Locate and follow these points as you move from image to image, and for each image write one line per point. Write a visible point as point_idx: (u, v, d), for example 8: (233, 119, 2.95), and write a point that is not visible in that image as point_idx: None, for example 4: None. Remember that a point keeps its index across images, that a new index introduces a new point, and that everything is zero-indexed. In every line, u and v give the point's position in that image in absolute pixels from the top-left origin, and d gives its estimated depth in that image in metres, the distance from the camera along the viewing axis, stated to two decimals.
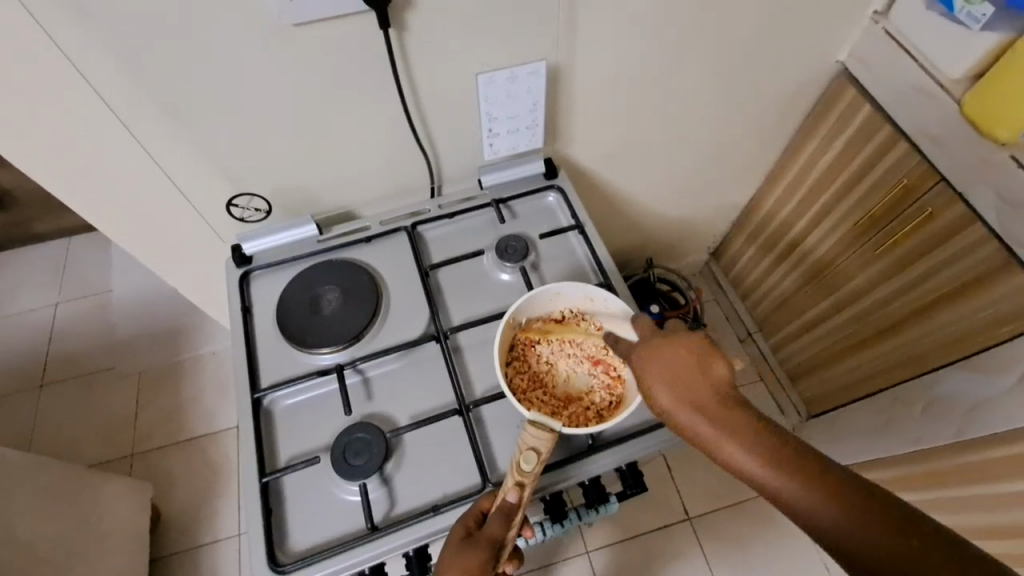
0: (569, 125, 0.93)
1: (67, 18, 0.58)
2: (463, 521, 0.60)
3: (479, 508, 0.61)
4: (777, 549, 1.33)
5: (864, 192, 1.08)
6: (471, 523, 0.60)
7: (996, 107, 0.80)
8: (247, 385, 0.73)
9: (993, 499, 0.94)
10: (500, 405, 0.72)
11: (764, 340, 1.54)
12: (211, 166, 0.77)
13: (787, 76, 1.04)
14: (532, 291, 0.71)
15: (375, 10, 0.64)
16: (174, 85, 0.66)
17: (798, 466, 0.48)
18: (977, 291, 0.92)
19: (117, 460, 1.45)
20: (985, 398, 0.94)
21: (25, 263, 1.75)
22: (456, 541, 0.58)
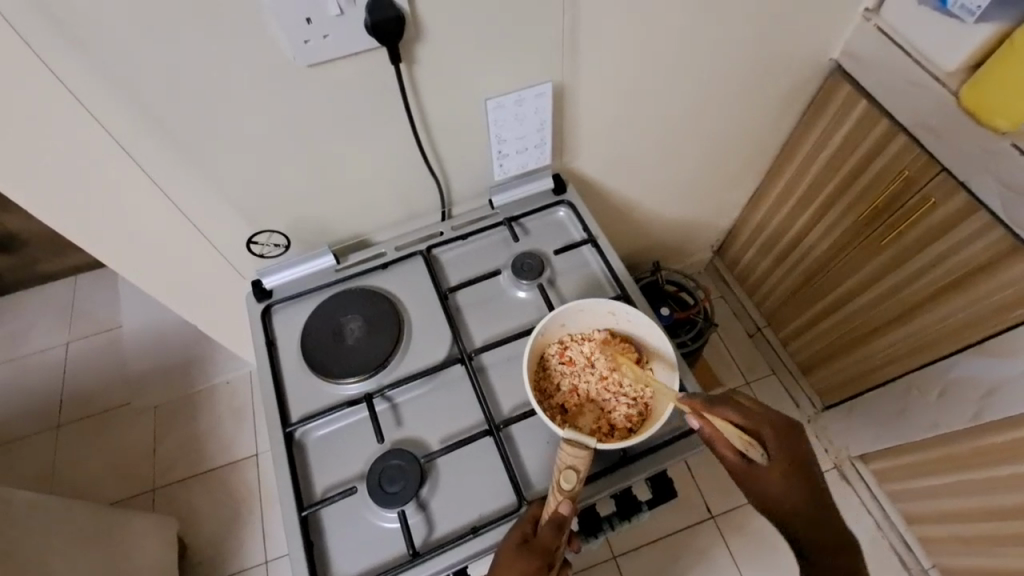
0: (574, 140, 0.95)
1: (85, 72, 0.60)
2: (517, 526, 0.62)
3: (532, 514, 0.63)
4: None
5: (866, 185, 1.09)
6: (527, 528, 0.61)
7: (995, 96, 0.81)
8: (278, 419, 0.74)
9: (1011, 480, 1.01)
10: (529, 422, 0.73)
11: (773, 334, 1.55)
12: (229, 207, 0.78)
13: (783, 75, 1.05)
14: (558, 307, 0.72)
15: (386, 47, 0.66)
16: (192, 131, 0.68)
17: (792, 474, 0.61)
18: (985, 276, 0.94)
19: (138, 496, 1.45)
20: (1002, 381, 0.97)
21: (33, 304, 1.76)
22: (511, 547, 0.60)
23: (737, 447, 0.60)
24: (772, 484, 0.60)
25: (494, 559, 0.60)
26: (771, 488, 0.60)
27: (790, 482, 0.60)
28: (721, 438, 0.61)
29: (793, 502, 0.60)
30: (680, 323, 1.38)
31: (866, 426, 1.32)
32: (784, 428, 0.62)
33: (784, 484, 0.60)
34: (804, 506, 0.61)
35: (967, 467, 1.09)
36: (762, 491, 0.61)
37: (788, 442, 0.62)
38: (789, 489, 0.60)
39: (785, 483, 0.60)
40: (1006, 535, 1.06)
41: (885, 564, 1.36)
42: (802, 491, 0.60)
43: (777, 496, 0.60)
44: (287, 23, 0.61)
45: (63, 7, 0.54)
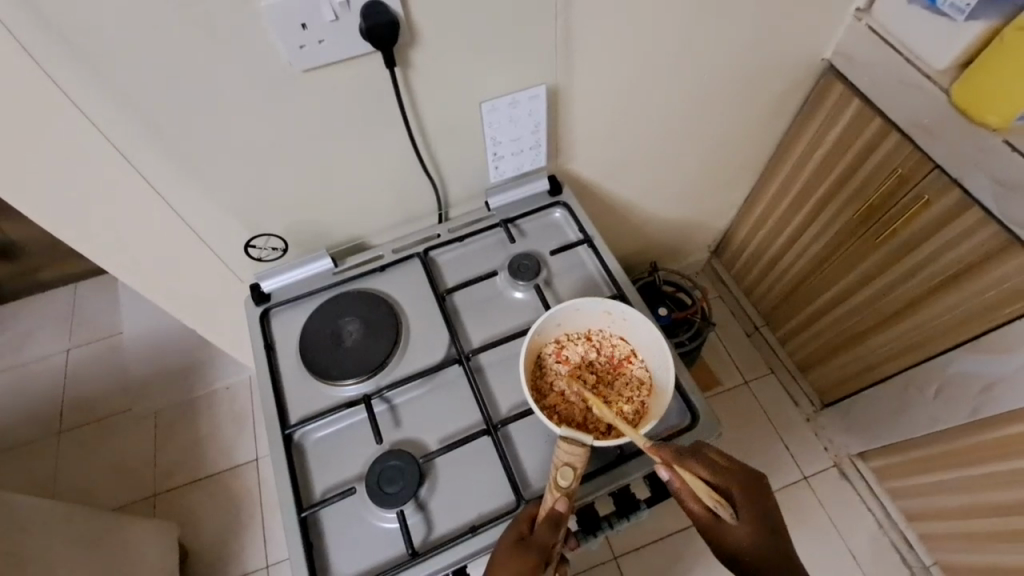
0: (570, 141, 0.96)
1: (85, 81, 0.60)
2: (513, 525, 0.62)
3: (530, 513, 0.63)
4: None
5: (861, 183, 1.10)
6: (523, 527, 0.61)
7: (985, 94, 0.82)
8: (277, 421, 0.74)
9: (1010, 476, 1.01)
10: (526, 422, 0.73)
11: (772, 333, 1.56)
12: (227, 212, 0.79)
13: (776, 76, 1.06)
14: (553, 307, 0.72)
15: (381, 51, 0.66)
16: (189, 136, 0.68)
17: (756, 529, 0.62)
18: (979, 273, 0.94)
19: (139, 501, 1.46)
20: (999, 376, 0.98)
21: (34, 310, 1.76)
22: (508, 545, 0.60)
23: (706, 501, 0.60)
24: (733, 536, 0.61)
25: (491, 558, 0.60)
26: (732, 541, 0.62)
27: (753, 534, 0.62)
28: (687, 491, 0.60)
29: (754, 554, 0.62)
30: (678, 323, 1.38)
31: (865, 424, 1.32)
32: (748, 482, 0.63)
33: (747, 539, 0.61)
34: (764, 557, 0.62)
35: (966, 463, 1.10)
36: (723, 542, 0.62)
37: (753, 502, 0.62)
38: (749, 543, 0.61)
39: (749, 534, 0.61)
40: (1006, 531, 1.06)
41: (886, 562, 1.36)
42: (764, 544, 0.62)
43: (735, 547, 0.62)
44: (284, 29, 0.62)
45: (63, 16, 0.55)
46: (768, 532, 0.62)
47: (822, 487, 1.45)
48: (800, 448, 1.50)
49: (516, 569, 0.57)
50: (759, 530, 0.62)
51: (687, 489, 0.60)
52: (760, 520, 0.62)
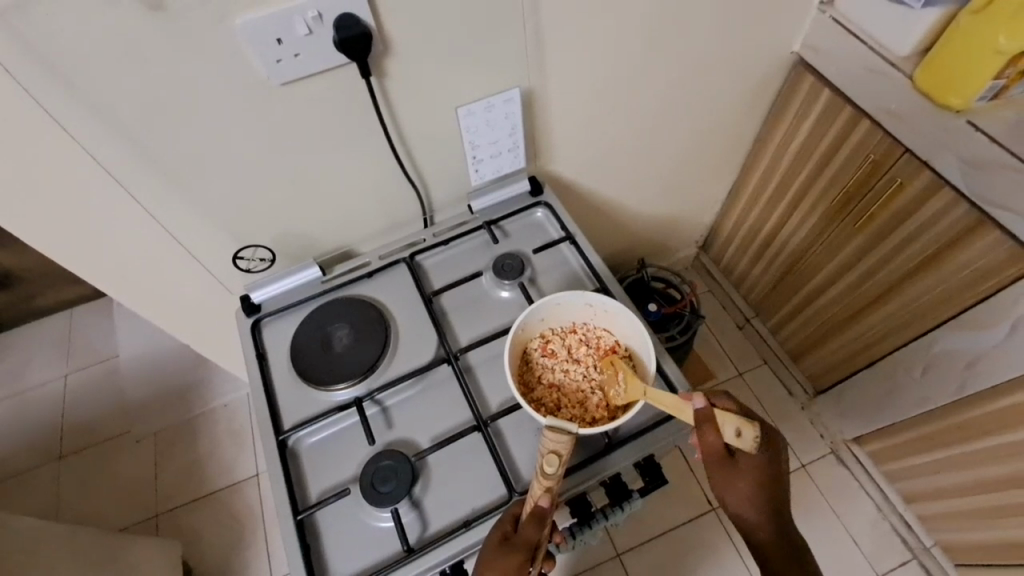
0: (548, 142, 0.98)
1: (72, 105, 0.62)
2: (498, 526, 0.63)
3: (512, 513, 0.64)
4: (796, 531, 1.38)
5: (836, 172, 1.13)
6: (507, 527, 0.62)
7: (945, 77, 0.85)
8: (271, 428, 0.75)
9: (1001, 450, 1.03)
10: (515, 416, 0.74)
11: (762, 323, 1.57)
12: (216, 226, 0.81)
13: (747, 71, 1.09)
14: (536, 303, 0.74)
15: (357, 62, 0.69)
16: (175, 154, 0.71)
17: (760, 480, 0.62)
18: (954, 252, 0.96)
19: (141, 523, 1.46)
20: (982, 353, 1.00)
21: (30, 338, 1.77)
22: (493, 545, 0.61)
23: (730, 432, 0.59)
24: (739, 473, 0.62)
25: (477, 562, 0.61)
26: (736, 480, 0.62)
27: (753, 480, 0.62)
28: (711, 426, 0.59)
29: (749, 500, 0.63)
30: (668, 318, 1.40)
31: (858, 408, 1.34)
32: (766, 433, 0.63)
33: (749, 485, 0.62)
34: (758, 507, 0.63)
35: (958, 440, 1.11)
36: (724, 479, 0.63)
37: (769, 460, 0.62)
38: (749, 489, 0.62)
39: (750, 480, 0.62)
40: (1002, 505, 1.07)
41: (887, 545, 1.38)
42: (763, 495, 0.63)
43: (732, 488, 0.63)
44: (260, 45, 0.64)
45: (47, 42, 0.57)
46: (770, 488, 0.63)
47: (820, 474, 1.46)
48: (797, 436, 1.51)
49: (503, 568, 0.58)
50: (764, 482, 0.63)
51: (713, 420, 0.59)
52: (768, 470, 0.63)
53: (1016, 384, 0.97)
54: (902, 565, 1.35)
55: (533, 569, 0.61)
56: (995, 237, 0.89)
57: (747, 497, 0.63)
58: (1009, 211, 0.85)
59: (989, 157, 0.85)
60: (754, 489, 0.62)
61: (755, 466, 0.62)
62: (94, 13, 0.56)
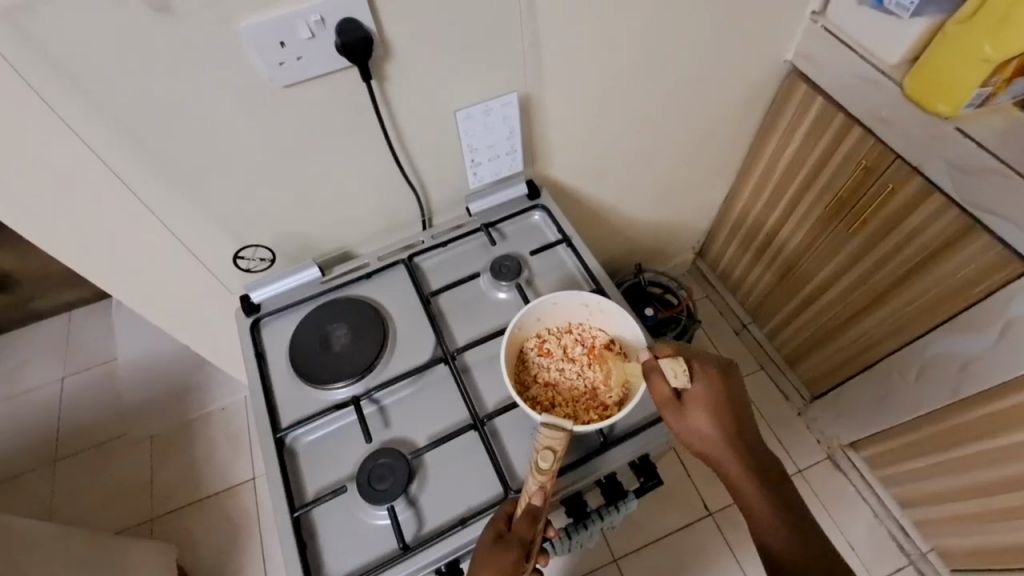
0: (546, 147, 1.00)
1: (79, 105, 0.64)
2: (494, 520, 0.63)
3: (506, 511, 0.64)
4: None
5: (829, 178, 1.14)
6: (502, 524, 0.63)
7: (934, 85, 0.87)
8: (269, 425, 0.76)
9: (996, 453, 1.04)
10: (511, 415, 0.75)
11: (758, 329, 1.58)
12: (217, 226, 0.82)
13: (741, 78, 1.11)
14: (531, 302, 0.74)
15: (357, 65, 0.70)
16: (178, 153, 0.72)
17: (723, 417, 0.65)
18: (945, 257, 0.98)
19: (136, 526, 1.45)
20: (974, 356, 1.00)
21: (29, 340, 1.77)
22: (488, 542, 0.61)
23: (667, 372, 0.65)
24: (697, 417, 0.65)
25: (473, 560, 0.61)
26: (696, 422, 0.65)
27: (714, 418, 0.65)
28: (656, 371, 0.66)
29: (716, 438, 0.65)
30: (664, 322, 1.41)
31: (854, 412, 1.34)
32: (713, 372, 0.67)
33: (711, 423, 0.65)
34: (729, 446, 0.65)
35: (954, 443, 1.12)
36: (686, 424, 0.65)
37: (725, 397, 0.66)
38: (712, 426, 0.65)
39: (714, 420, 0.65)
40: (998, 508, 1.08)
41: (883, 550, 1.38)
42: (728, 432, 0.65)
43: (697, 429, 0.65)
44: (263, 48, 0.65)
45: (54, 42, 0.58)
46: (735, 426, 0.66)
47: (817, 479, 1.47)
48: (793, 442, 1.52)
49: (500, 566, 0.59)
50: (727, 420, 0.65)
51: (657, 366, 0.66)
52: (727, 407, 0.65)
53: (1008, 388, 0.97)
54: (899, 570, 1.35)
55: (528, 565, 0.61)
56: (985, 240, 0.91)
57: (715, 437, 0.65)
58: (999, 216, 0.87)
59: (978, 162, 0.86)
60: (720, 428, 0.65)
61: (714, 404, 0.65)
62: (102, 15, 0.58)
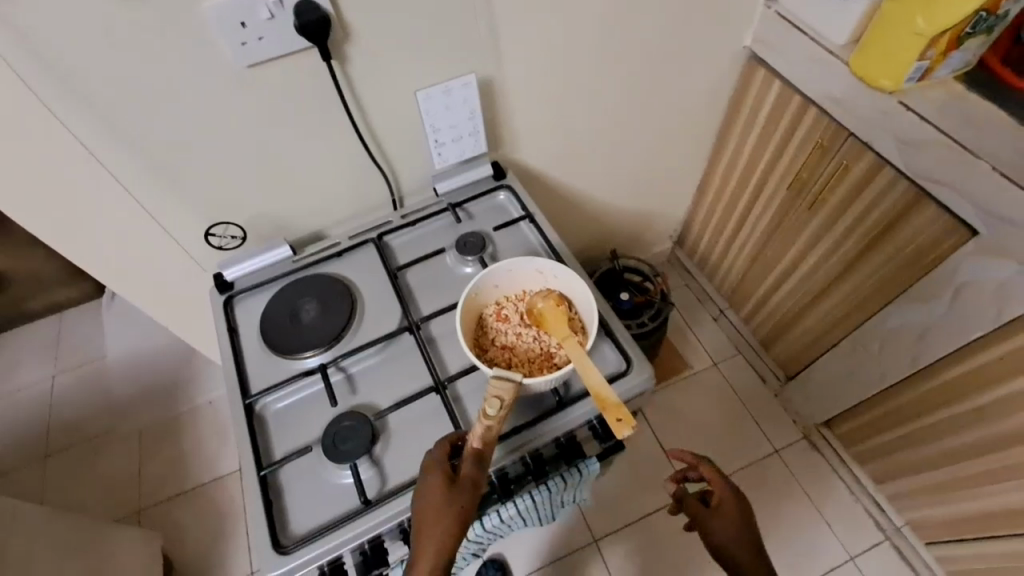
0: (511, 130, 1.04)
1: (53, 86, 0.67)
2: (437, 464, 0.64)
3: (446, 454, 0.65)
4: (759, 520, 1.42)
5: (790, 158, 1.18)
6: (448, 468, 0.64)
7: (877, 61, 0.91)
8: (239, 393, 0.79)
9: (959, 419, 1.06)
10: (472, 379, 0.78)
11: (734, 313, 1.62)
12: (191, 206, 0.85)
13: (702, 64, 1.15)
14: (487, 269, 0.78)
15: (317, 46, 0.74)
16: (149, 133, 0.75)
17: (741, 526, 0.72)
18: (897, 229, 1.02)
19: (125, 517, 1.47)
20: (928, 325, 1.03)
21: (20, 339, 1.80)
22: (437, 492, 0.62)
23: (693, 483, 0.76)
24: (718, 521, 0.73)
25: (424, 509, 0.62)
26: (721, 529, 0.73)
27: (734, 524, 0.73)
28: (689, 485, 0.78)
29: (737, 546, 0.71)
30: (640, 306, 1.44)
31: (825, 390, 1.37)
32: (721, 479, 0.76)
33: (732, 529, 0.72)
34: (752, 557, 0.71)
35: (920, 415, 1.14)
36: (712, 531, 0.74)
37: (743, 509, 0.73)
38: (732, 532, 0.72)
39: (734, 527, 0.72)
40: (964, 475, 1.10)
41: (858, 526, 1.40)
42: (748, 542, 0.72)
43: (722, 534, 0.73)
44: (226, 29, 0.69)
45: (26, 24, 0.62)
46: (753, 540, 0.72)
47: (794, 459, 1.49)
48: (771, 423, 1.55)
49: (456, 509, 0.61)
50: (749, 533, 0.72)
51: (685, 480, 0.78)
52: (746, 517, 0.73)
53: (964, 354, 1.00)
54: (875, 546, 1.38)
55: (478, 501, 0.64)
56: (932, 211, 0.95)
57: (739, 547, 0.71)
58: (942, 184, 0.90)
59: (920, 134, 0.90)
60: (740, 538, 0.72)
61: (732, 516, 0.73)
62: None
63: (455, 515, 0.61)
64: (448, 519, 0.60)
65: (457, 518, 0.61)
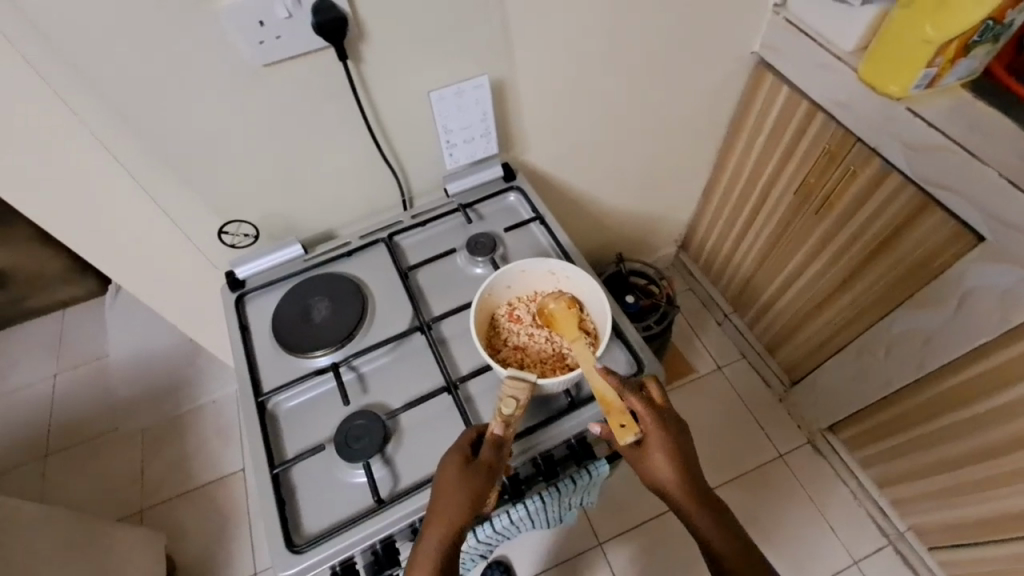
0: (521, 132, 1.04)
1: (70, 82, 0.68)
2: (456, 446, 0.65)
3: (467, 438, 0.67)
4: (761, 524, 1.42)
5: (797, 163, 1.19)
6: (466, 451, 0.65)
7: (885, 67, 0.91)
8: (251, 391, 0.79)
9: (963, 424, 1.07)
10: (484, 379, 0.78)
11: (738, 317, 1.62)
12: (203, 203, 0.85)
13: (709, 68, 1.16)
14: (501, 270, 0.79)
15: (333, 45, 0.74)
16: (164, 130, 0.75)
17: (677, 459, 0.64)
18: (903, 234, 1.02)
19: (127, 516, 1.47)
20: (933, 331, 1.04)
21: (24, 336, 1.80)
22: (456, 470, 0.63)
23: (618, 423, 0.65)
24: (660, 465, 0.63)
25: (439, 487, 0.63)
26: (656, 468, 0.64)
27: (669, 460, 0.64)
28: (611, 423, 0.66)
29: (676, 481, 0.64)
30: (646, 310, 1.45)
31: (829, 394, 1.37)
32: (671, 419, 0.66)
33: (669, 466, 0.64)
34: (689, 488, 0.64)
35: (924, 420, 1.15)
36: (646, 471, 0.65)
37: (675, 437, 0.65)
38: (669, 468, 0.64)
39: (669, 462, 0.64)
40: (968, 480, 1.11)
41: (862, 531, 1.40)
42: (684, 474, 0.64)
43: (658, 473, 0.64)
44: (244, 28, 0.69)
45: (47, 20, 0.62)
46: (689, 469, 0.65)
47: (797, 463, 1.50)
48: (775, 428, 1.55)
49: (471, 489, 0.62)
50: (684, 463, 0.64)
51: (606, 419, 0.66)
52: (679, 446, 0.65)
53: (968, 359, 1.01)
54: (878, 551, 1.38)
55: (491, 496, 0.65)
56: (939, 216, 0.95)
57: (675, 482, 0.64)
58: (949, 190, 0.91)
59: (928, 139, 0.91)
60: (677, 472, 0.64)
61: (666, 451, 0.64)
62: None
63: (468, 495, 0.61)
64: (465, 501, 0.61)
65: (469, 497, 0.61)
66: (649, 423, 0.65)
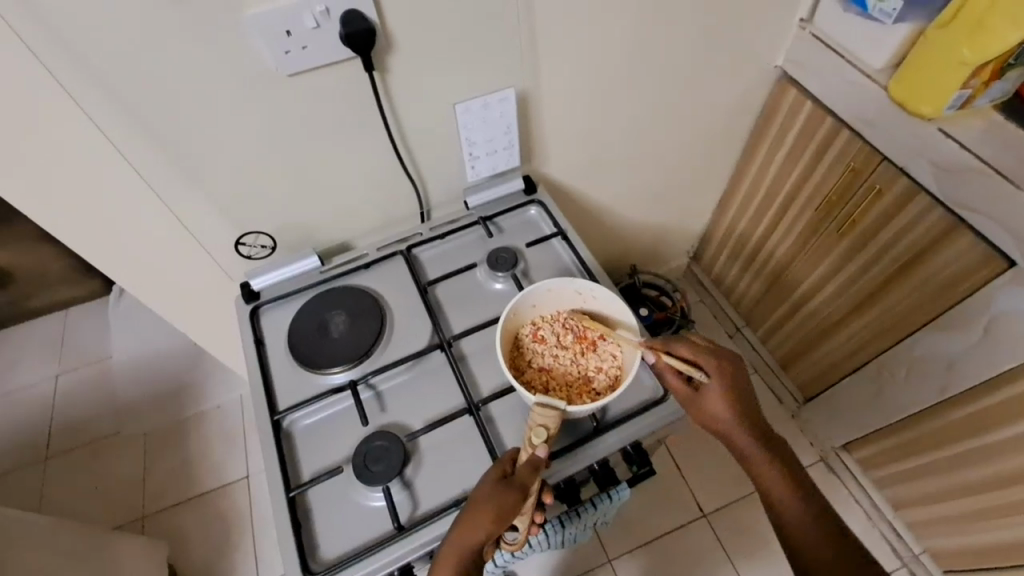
0: (542, 145, 1.02)
1: (90, 89, 0.66)
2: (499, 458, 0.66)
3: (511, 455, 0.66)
4: None
5: (819, 180, 1.17)
6: (506, 466, 0.64)
7: (917, 87, 0.90)
8: (266, 408, 0.77)
9: (984, 450, 1.05)
10: (506, 401, 0.76)
11: (751, 332, 1.60)
12: (220, 213, 0.83)
13: (732, 83, 1.14)
14: (526, 289, 0.76)
15: (360, 56, 0.72)
16: (184, 139, 0.73)
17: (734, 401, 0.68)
18: (928, 256, 1.00)
19: (128, 523, 1.44)
20: (957, 355, 1.02)
21: (25, 336, 1.78)
22: (491, 481, 0.63)
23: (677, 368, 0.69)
24: (718, 404, 0.67)
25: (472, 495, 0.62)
26: (713, 409, 0.68)
27: (725, 400, 0.68)
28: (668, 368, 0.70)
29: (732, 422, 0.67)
30: (659, 323, 1.44)
31: (845, 413, 1.36)
32: (729, 361, 0.70)
33: (726, 407, 0.67)
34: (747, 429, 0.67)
35: (943, 443, 1.13)
36: (703, 412, 0.69)
37: (730, 379, 0.69)
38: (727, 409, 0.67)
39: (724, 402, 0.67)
40: (987, 506, 1.09)
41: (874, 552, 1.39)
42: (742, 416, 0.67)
43: (714, 413, 0.68)
44: (270, 37, 0.67)
45: (69, 26, 0.60)
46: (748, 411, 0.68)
47: None
48: None
49: (499, 503, 0.60)
50: (742, 405, 0.68)
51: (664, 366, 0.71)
52: (735, 389, 0.68)
53: (993, 385, 0.99)
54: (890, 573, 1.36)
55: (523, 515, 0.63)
56: (967, 240, 0.93)
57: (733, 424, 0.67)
58: (980, 214, 0.89)
59: (959, 162, 0.89)
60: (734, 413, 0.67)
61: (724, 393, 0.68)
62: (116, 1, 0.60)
63: (495, 507, 0.60)
64: (490, 513, 0.60)
65: (496, 509, 0.60)
66: (706, 367, 0.69)
